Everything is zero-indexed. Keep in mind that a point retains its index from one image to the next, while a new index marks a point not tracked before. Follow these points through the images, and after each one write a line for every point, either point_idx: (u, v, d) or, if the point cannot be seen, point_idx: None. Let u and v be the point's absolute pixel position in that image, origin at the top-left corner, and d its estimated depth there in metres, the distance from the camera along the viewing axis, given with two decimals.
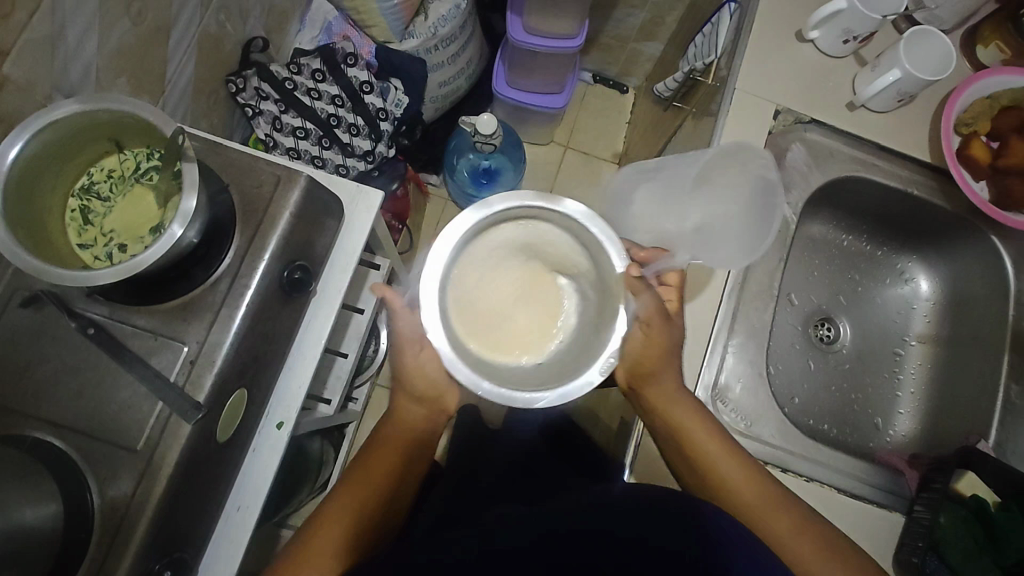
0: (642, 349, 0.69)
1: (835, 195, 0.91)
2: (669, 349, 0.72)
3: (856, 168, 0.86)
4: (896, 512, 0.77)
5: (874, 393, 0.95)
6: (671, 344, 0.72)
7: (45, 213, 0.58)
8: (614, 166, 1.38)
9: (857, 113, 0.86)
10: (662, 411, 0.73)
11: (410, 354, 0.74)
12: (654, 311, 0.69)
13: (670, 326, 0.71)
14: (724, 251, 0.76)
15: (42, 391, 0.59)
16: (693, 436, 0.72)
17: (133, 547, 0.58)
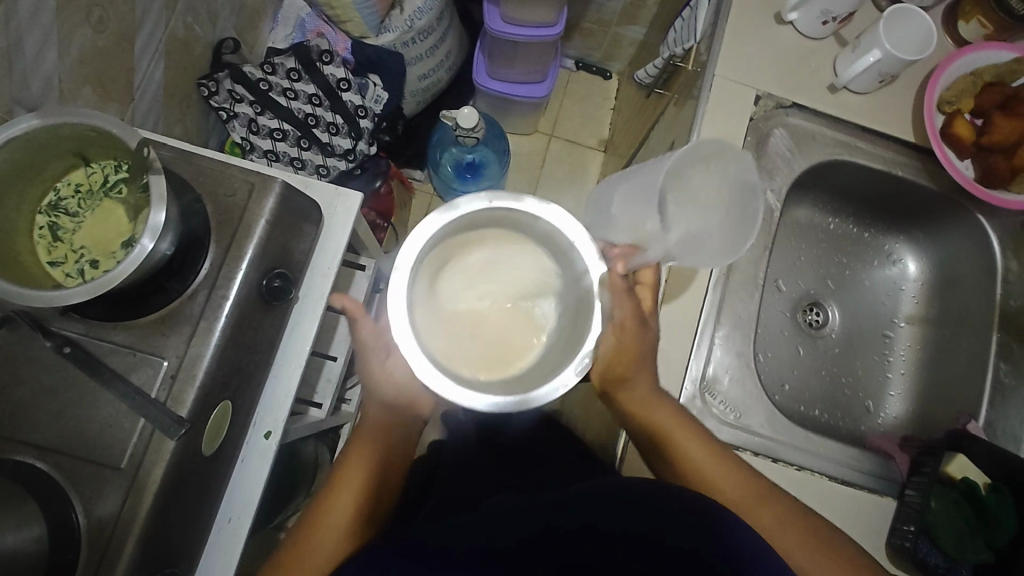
0: (612, 355, 0.68)
1: (820, 177, 0.90)
2: (643, 347, 0.71)
3: (840, 151, 0.85)
4: (887, 497, 0.78)
5: (865, 376, 0.95)
6: (647, 345, 0.71)
7: (10, 232, 0.57)
8: (600, 154, 1.37)
9: (838, 95, 0.85)
10: (635, 402, 0.73)
11: (376, 363, 0.74)
12: (628, 315, 0.68)
13: (647, 324, 0.71)
14: (711, 249, 0.73)
15: (20, 412, 0.58)
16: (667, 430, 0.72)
17: (122, 566, 0.57)
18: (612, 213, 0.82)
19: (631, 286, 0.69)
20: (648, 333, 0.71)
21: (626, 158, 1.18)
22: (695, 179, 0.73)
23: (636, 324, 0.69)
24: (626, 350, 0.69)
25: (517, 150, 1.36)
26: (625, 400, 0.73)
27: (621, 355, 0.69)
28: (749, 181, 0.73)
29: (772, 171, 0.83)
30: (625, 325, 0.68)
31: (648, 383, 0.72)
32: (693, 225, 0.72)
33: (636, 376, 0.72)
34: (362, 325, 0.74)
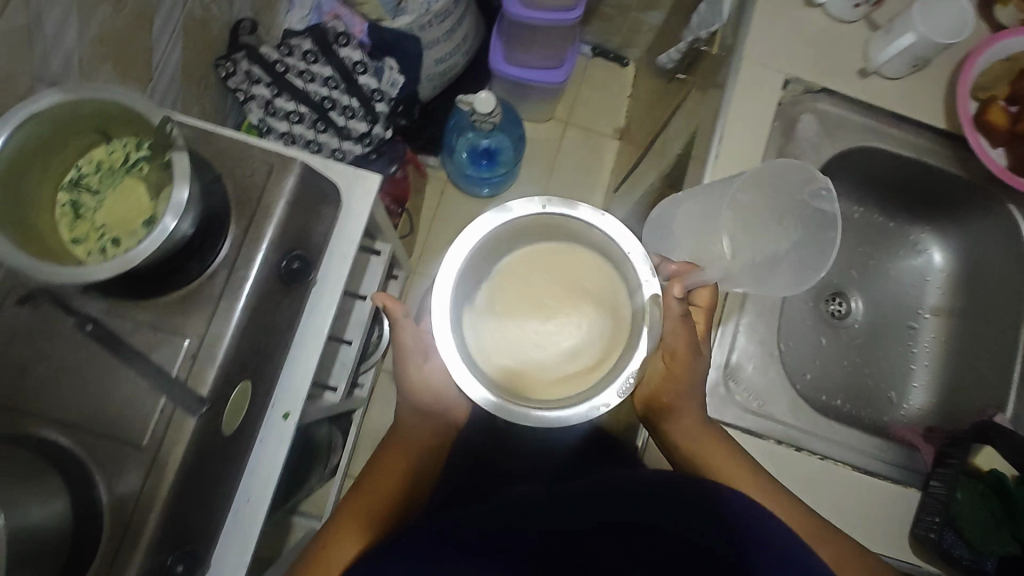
0: (660, 378, 0.71)
1: (845, 164, 0.89)
2: (692, 372, 0.71)
3: (867, 137, 0.84)
4: (912, 488, 0.77)
5: (888, 367, 0.94)
6: (693, 372, 0.71)
7: (32, 209, 0.57)
8: (616, 143, 1.36)
9: (868, 81, 0.83)
10: (678, 423, 0.72)
11: (414, 368, 0.75)
12: (679, 340, 0.68)
13: (697, 349, 0.71)
14: (781, 278, 0.73)
15: (42, 389, 0.59)
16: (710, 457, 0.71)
17: (144, 542, 0.58)
18: (673, 233, 0.82)
19: (687, 309, 0.70)
20: (696, 357, 0.70)
21: (644, 146, 1.16)
22: (763, 202, 0.75)
23: (684, 348, 0.69)
24: (673, 373, 0.70)
25: (533, 137, 1.35)
26: (665, 423, 0.73)
27: (668, 380, 0.71)
28: (822, 210, 0.72)
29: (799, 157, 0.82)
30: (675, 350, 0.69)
31: (694, 407, 0.72)
32: (766, 252, 0.73)
33: (681, 402, 0.71)
34: (403, 329, 0.73)
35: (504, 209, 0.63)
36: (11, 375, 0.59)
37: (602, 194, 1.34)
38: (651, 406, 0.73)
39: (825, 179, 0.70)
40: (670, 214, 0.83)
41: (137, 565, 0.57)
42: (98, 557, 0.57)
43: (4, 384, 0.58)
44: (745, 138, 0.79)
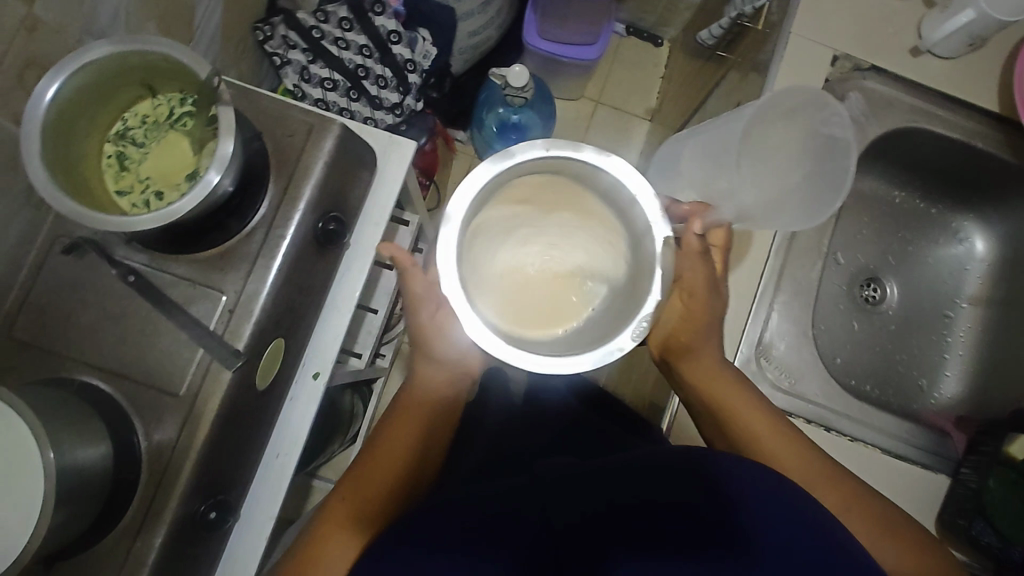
0: (679, 320, 0.73)
1: (892, 146, 0.88)
2: (707, 310, 0.73)
3: (915, 117, 0.82)
4: (943, 475, 0.78)
5: (920, 354, 0.93)
6: (709, 309, 0.73)
7: (81, 158, 0.58)
8: (646, 123, 1.34)
9: (920, 60, 0.82)
10: (699, 365, 0.75)
11: (426, 314, 0.75)
12: (698, 278, 0.71)
13: (717, 286, 0.74)
14: (783, 218, 0.73)
15: (85, 337, 0.60)
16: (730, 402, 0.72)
17: (180, 489, 0.60)
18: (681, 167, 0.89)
19: (707, 247, 0.73)
20: (715, 295, 0.73)
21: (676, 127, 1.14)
22: (772, 142, 0.75)
23: (702, 286, 0.71)
24: (691, 314, 0.72)
25: (563, 115, 1.34)
26: (684, 364, 0.75)
27: (687, 321, 0.73)
28: (834, 136, 0.72)
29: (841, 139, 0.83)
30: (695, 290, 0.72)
31: (713, 347, 0.75)
32: (777, 188, 0.74)
33: (699, 345, 0.74)
34: (412, 276, 0.74)
35: (507, 153, 0.61)
36: (55, 323, 0.60)
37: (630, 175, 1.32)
38: (671, 345, 0.76)
39: (834, 103, 0.71)
40: (681, 151, 0.90)
41: (173, 510, 0.59)
42: (136, 499, 0.59)
43: (49, 331, 0.60)
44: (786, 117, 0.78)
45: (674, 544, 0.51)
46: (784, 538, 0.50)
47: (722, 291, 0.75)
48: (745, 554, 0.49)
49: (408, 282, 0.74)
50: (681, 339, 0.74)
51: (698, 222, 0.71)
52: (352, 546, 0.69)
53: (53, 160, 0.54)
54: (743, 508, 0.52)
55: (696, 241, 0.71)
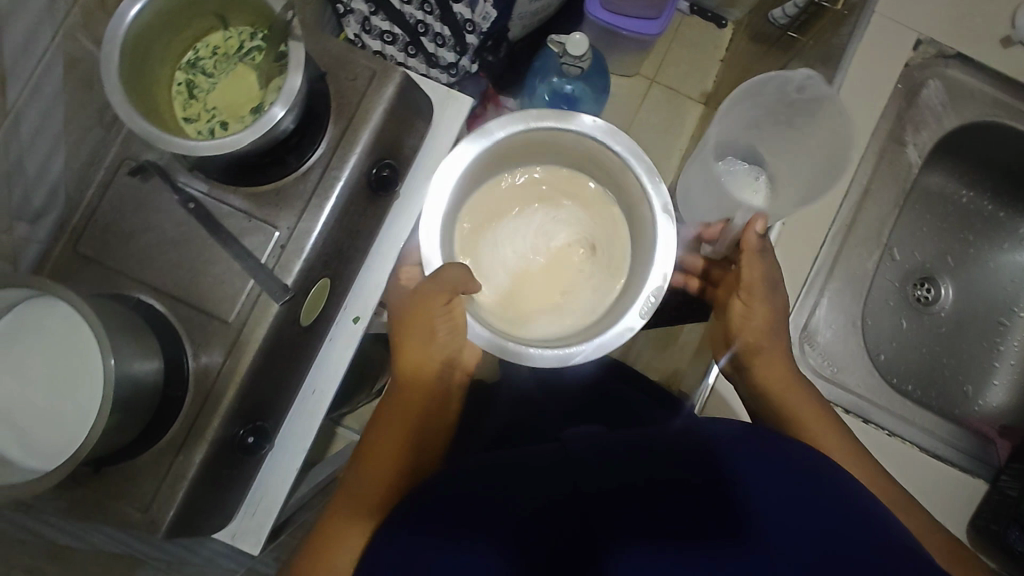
0: (742, 322, 0.73)
1: (963, 142, 0.84)
2: (764, 316, 0.72)
3: (996, 112, 0.79)
4: (981, 480, 0.75)
5: (968, 359, 0.90)
6: (767, 314, 0.71)
7: (154, 83, 0.59)
8: (700, 108, 1.30)
9: (1013, 50, 0.79)
10: (763, 369, 0.72)
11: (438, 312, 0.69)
12: (759, 280, 0.71)
13: (780, 289, 0.72)
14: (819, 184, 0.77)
15: (144, 257, 0.63)
16: (795, 409, 0.70)
17: (222, 411, 0.62)
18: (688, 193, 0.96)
19: (765, 244, 0.72)
20: (777, 295, 0.72)
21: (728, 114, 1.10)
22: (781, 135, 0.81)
23: (757, 287, 0.71)
24: (753, 316, 0.72)
25: (616, 90, 1.31)
26: (750, 369, 0.73)
27: (750, 322, 0.72)
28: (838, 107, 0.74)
29: (917, 125, 0.80)
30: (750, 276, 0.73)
31: (779, 354, 0.72)
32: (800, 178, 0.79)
33: (767, 349, 0.72)
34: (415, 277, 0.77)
35: (485, 134, 0.71)
36: (118, 241, 0.63)
37: (677, 159, 1.29)
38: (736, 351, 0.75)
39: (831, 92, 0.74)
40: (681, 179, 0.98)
41: (214, 430, 0.62)
42: (181, 417, 0.62)
43: (109, 248, 0.62)
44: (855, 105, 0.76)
45: (673, 543, 0.48)
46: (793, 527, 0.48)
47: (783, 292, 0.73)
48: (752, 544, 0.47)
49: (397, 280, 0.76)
50: (747, 346, 0.73)
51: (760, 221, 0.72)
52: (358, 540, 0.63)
53: (128, 82, 0.56)
54: (751, 494, 0.50)
55: (764, 244, 0.72)
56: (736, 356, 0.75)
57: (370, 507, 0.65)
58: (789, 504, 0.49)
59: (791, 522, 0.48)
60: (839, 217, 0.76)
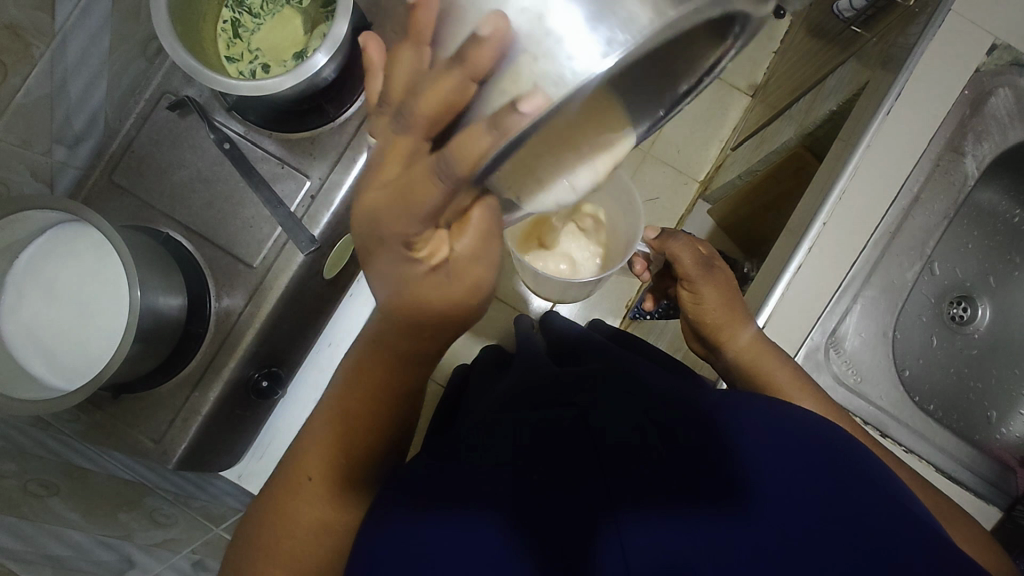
0: (696, 312, 0.63)
1: None
2: (716, 287, 0.62)
3: None
4: (993, 506, 0.61)
5: (998, 386, 0.72)
6: (719, 284, 0.62)
7: (202, 18, 0.59)
8: (748, 100, 1.11)
9: None
10: (731, 340, 0.60)
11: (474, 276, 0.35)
12: (690, 258, 0.63)
13: (716, 264, 0.64)
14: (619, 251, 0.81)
15: (176, 194, 0.64)
16: (776, 380, 0.56)
17: (239, 353, 0.64)
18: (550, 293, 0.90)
19: (674, 233, 0.67)
20: (714, 269, 0.63)
21: (771, 111, 0.97)
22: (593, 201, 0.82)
23: (691, 265, 0.63)
24: (696, 304, 0.63)
25: None
26: (720, 347, 0.61)
27: (707, 310, 0.62)
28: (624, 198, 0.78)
29: (976, 135, 0.65)
30: (771, 267, 0.68)
31: (758, 340, 0.58)
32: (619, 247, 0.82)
33: (732, 340, 0.60)
34: (459, 234, 0.34)
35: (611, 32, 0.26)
36: (150, 173, 0.64)
37: (716, 151, 1.11)
38: (701, 334, 0.64)
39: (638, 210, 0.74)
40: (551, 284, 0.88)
41: (230, 370, 0.64)
42: (199, 354, 0.63)
43: (144, 181, 0.64)
44: (917, 123, 0.62)
45: (696, 529, 0.35)
46: (806, 493, 0.36)
47: (722, 269, 0.64)
48: (760, 511, 0.35)
49: (419, 204, 0.30)
50: (708, 328, 0.62)
51: (651, 231, 0.70)
52: (322, 514, 0.43)
53: (178, 15, 0.56)
54: (762, 472, 0.37)
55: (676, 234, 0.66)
56: (703, 337, 0.64)
57: (338, 468, 0.44)
58: (795, 471, 0.38)
59: (800, 487, 0.37)
60: (884, 223, 0.62)
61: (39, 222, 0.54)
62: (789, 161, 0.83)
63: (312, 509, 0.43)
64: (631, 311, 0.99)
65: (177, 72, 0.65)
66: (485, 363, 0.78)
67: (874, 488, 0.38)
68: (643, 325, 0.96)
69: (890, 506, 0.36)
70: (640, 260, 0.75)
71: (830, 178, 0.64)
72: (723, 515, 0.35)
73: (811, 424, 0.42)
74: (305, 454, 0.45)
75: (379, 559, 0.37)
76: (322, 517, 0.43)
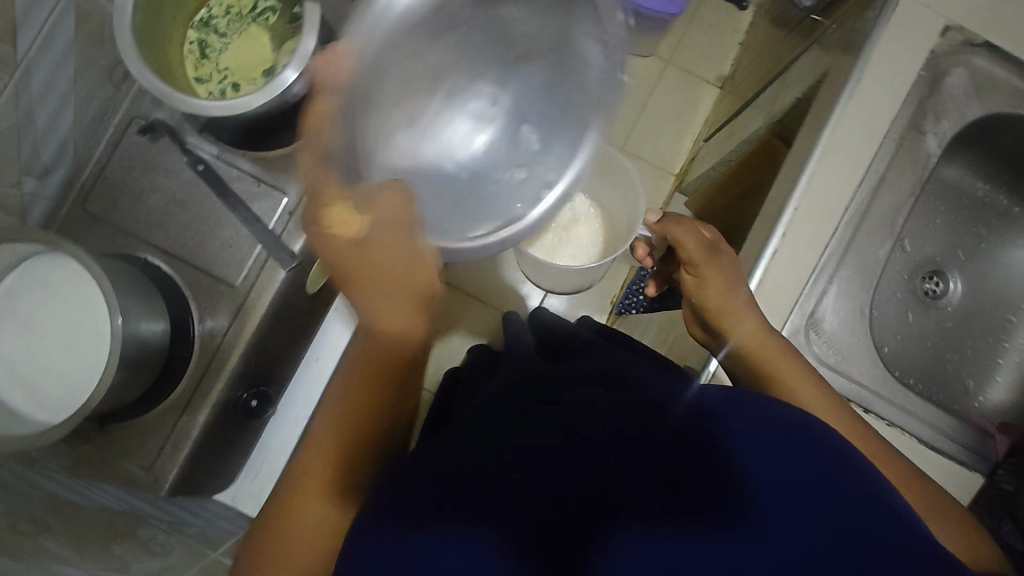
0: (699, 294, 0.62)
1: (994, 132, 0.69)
2: (722, 270, 0.61)
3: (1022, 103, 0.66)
4: (975, 474, 0.63)
5: (972, 355, 0.74)
6: (725, 269, 0.61)
7: (167, 40, 0.59)
8: (717, 92, 1.13)
9: None
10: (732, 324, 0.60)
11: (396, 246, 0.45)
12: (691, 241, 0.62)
13: (722, 247, 0.63)
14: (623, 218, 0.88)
15: (152, 219, 0.64)
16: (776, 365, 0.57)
17: (226, 374, 0.64)
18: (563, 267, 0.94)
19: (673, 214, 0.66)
20: (721, 253, 0.62)
21: (739, 102, 0.99)
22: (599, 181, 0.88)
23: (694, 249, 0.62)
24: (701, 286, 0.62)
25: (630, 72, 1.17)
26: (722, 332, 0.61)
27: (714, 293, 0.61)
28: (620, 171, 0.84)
29: (936, 113, 0.66)
30: (746, 255, 0.69)
31: (758, 330, 0.59)
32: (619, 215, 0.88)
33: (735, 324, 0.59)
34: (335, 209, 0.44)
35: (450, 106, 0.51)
36: (124, 199, 0.63)
37: (689, 143, 1.13)
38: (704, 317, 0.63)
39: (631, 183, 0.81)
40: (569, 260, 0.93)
41: (218, 392, 0.63)
42: (185, 378, 0.63)
43: (118, 209, 0.63)
44: (877, 106, 0.64)
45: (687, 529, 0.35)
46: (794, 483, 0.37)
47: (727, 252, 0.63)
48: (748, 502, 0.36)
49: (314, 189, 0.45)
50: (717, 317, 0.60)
51: (652, 215, 0.69)
52: (322, 522, 0.43)
53: (142, 37, 0.55)
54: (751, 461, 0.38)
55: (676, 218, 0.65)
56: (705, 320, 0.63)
57: (334, 474, 0.44)
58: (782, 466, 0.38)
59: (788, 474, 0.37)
60: (854, 204, 0.64)
61: (13, 256, 0.53)
62: (759, 150, 0.85)
63: (313, 519, 0.43)
64: (618, 307, 1.00)
65: (143, 95, 0.64)
66: (473, 367, 0.78)
67: (857, 481, 0.38)
68: (631, 319, 0.97)
69: (870, 499, 0.37)
70: (643, 246, 0.75)
71: (798, 164, 0.65)
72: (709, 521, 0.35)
73: (798, 421, 0.42)
74: (302, 468, 0.45)
75: (368, 568, 0.38)
76: (327, 520, 0.43)
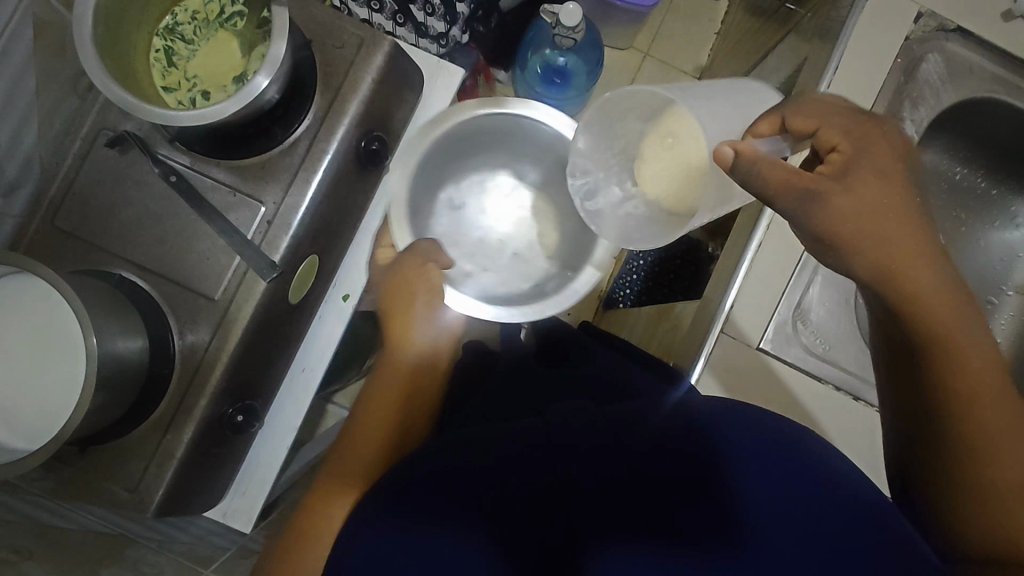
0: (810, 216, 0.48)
1: (971, 117, 0.70)
2: (837, 192, 0.46)
3: (994, 87, 0.67)
4: None
5: None
6: (842, 190, 0.46)
7: (130, 49, 0.57)
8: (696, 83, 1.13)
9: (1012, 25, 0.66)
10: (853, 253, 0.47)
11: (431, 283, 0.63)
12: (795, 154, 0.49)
13: (853, 163, 0.46)
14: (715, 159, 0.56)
15: (126, 234, 0.62)
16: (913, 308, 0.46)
17: (209, 390, 0.62)
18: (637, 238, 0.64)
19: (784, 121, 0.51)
20: (841, 169, 0.46)
21: None
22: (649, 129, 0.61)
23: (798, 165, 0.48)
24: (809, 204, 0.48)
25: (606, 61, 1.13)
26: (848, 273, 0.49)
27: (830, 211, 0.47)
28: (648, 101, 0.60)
29: (914, 98, 0.66)
30: (732, 248, 0.69)
31: (934, 278, 0.46)
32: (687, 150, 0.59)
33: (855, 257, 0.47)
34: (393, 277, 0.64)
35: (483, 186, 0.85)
36: (95, 214, 0.62)
37: None
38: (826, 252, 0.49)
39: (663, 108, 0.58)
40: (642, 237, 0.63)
41: (201, 409, 0.62)
42: (167, 396, 0.61)
43: (90, 225, 0.61)
44: (854, 94, 0.64)
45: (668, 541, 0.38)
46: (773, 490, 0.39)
47: (870, 167, 0.46)
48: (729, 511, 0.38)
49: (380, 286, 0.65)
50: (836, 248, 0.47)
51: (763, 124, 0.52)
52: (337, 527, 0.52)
53: (103, 47, 0.53)
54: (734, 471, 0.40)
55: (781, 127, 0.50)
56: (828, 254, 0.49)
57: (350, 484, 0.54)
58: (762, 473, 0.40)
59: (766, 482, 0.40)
60: None
61: None
62: None
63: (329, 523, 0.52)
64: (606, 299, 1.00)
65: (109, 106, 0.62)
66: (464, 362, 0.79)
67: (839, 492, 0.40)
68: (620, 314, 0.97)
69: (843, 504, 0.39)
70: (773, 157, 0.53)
71: None
72: (711, 546, 0.37)
73: (774, 425, 0.44)
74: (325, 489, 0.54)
75: None
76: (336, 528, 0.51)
